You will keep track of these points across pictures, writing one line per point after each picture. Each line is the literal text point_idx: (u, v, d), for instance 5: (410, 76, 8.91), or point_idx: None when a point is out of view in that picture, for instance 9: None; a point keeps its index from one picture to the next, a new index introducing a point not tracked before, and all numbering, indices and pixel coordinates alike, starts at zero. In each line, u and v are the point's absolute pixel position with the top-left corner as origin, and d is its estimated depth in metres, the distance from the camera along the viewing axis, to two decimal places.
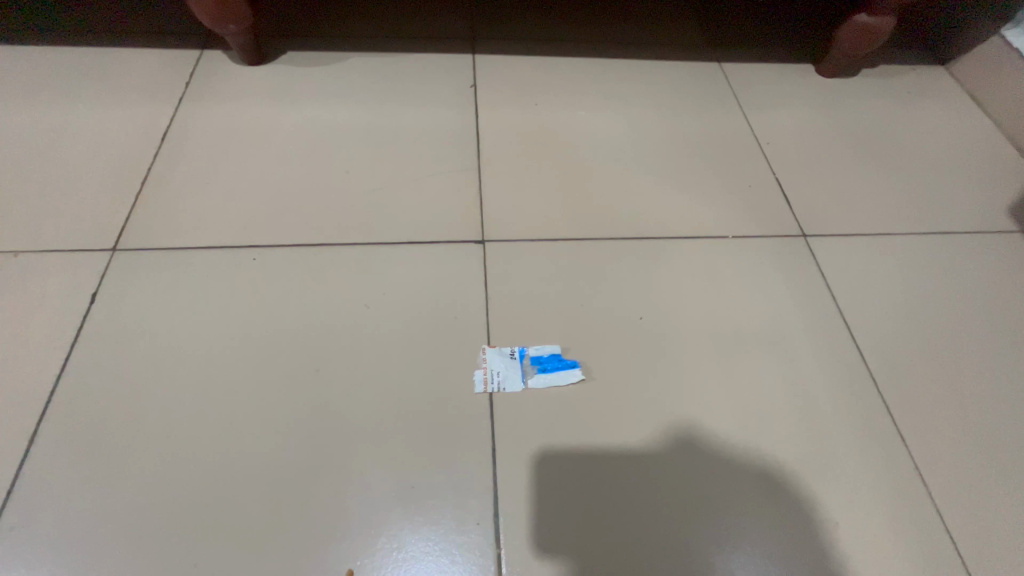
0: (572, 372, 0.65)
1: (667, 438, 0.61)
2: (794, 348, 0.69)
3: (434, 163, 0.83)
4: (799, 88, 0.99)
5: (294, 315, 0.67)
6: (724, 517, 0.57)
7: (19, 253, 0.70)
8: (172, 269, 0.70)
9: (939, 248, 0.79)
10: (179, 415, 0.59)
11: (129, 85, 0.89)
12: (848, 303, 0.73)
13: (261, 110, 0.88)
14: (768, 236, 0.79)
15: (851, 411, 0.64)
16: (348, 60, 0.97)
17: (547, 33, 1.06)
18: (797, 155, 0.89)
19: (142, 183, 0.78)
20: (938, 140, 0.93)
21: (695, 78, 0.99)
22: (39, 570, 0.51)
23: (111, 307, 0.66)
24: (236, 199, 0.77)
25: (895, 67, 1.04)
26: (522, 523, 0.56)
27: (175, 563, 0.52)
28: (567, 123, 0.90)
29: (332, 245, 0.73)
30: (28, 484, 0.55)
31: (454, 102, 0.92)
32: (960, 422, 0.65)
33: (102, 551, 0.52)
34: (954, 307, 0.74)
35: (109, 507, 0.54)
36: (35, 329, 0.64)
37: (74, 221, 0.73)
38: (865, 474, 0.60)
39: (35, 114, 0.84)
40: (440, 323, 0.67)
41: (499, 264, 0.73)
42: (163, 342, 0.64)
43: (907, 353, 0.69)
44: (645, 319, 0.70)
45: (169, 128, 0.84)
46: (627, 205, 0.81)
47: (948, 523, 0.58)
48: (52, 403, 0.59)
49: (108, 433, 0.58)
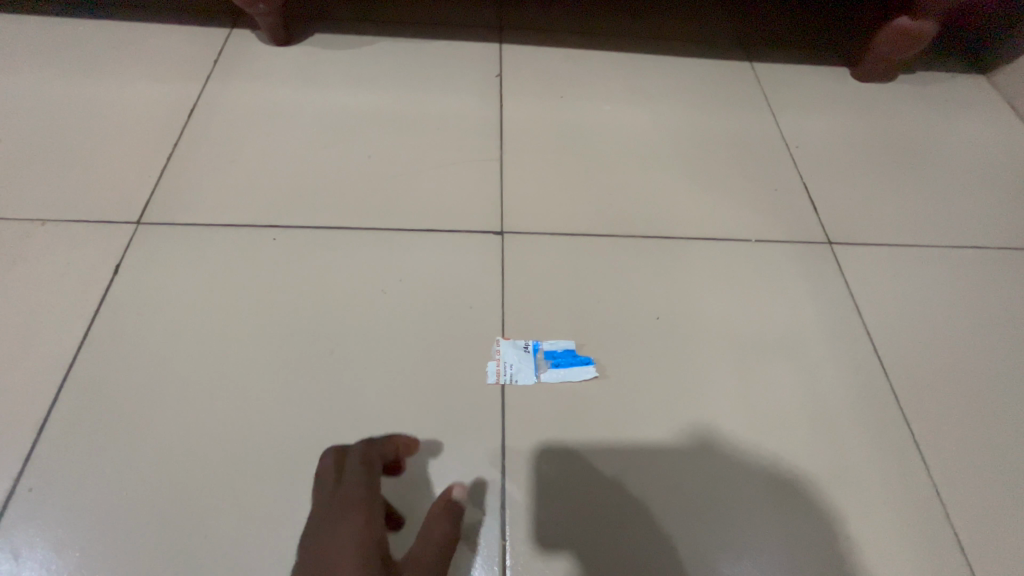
0: (586, 368, 0.64)
1: (679, 439, 0.61)
2: (814, 357, 0.67)
3: (456, 152, 0.83)
4: (832, 91, 0.97)
5: (313, 296, 0.67)
6: (734, 523, 0.57)
7: (48, 221, 0.71)
8: (194, 245, 0.70)
9: (972, 263, 0.77)
10: (194, 390, 0.60)
11: (158, 61, 0.90)
12: (872, 314, 0.71)
13: (287, 89, 0.88)
14: (792, 242, 0.77)
15: (870, 423, 0.63)
16: (374, 44, 0.96)
17: (577, 25, 1.04)
18: (827, 161, 0.87)
19: (168, 158, 0.79)
20: (975, 152, 0.90)
21: (726, 76, 0.98)
22: (58, 529, 0.52)
23: (134, 279, 0.67)
24: (259, 178, 0.77)
25: (933, 73, 1.01)
26: (528, 516, 0.56)
27: (185, 532, 0.53)
28: (593, 117, 0.89)
29: (352, 229, 0.73)
30: (49, 445, 0.56)
31: (479, 91, 0.91)
32: (984, 442, 0.63)
33: (116, 518, 0.53)
34: (982, 323, 0.72)
35: (124, 475, 0.55)
36: (61, 297, 0.65)
37: (101, 193, 0.74)
38: (879, 488, 0.59)
39: (67, 86, 0.86)
40: (454, 313, 0.67)
41: (517, 256, 0.72)
42: (182, 318, 0.65)
43: (931, 368, 0.68)
44: (662, 319, 0.69)
45: (197, 104, 0.85)
46: (650, 202, 0.80)
47: (964, 544, 0.57)
48: (73, 370, 0.61)
49: (127, 403, 0.59)
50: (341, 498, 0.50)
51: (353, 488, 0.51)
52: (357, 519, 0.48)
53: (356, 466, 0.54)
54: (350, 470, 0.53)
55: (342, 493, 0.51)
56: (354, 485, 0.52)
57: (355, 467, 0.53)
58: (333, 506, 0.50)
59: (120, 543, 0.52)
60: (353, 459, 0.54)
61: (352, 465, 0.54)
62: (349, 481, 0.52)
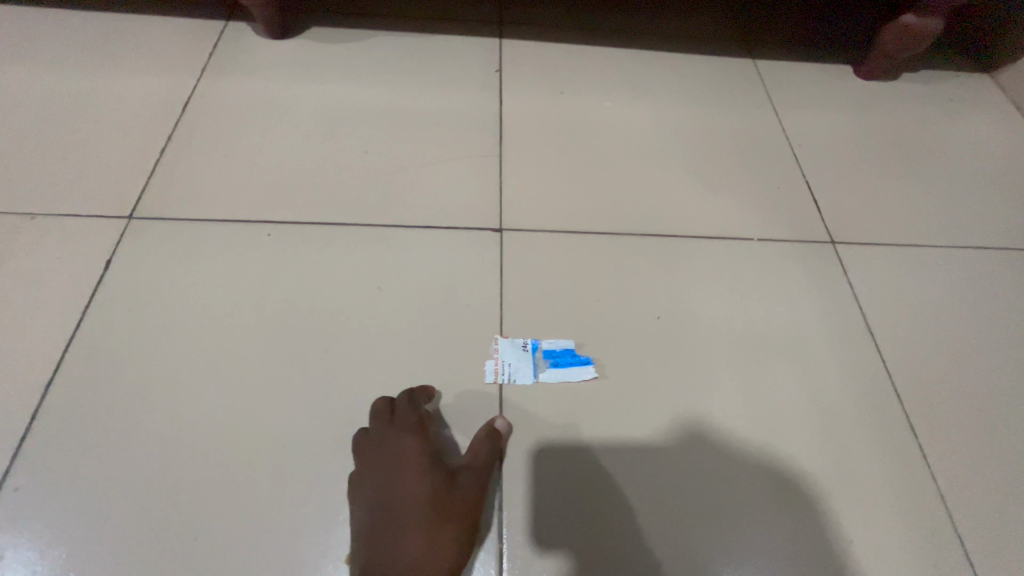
0: (586, 368, 0.63)
1: (680, 440, 0.60)
2: (816, 357, 0.66)
3: (455, 148, 0.82)
4: (835, 89, 0.96)
5: (308, 293, 0.66)
6: (736, 526, 0.55)
7: (38, 215, 0.70)
8: (187, 240, 0.69)
9: (977, 263, 0.76)
10: (186, 388, 0.59)
11: (153, 53, 0.89)
12: (875, 314, 0.71)
13: (284, 83, 0.87)
14: (794, 241, 0.76)
15: (874, 425, 0.62)
16: (372, 38, 0.95)
17: (578, 21, 1.03)
18: (830, 159, 0.86)
19: (161, 152, 0.77)
20: (979, 152, 0.89)
21: (728, 73, 0.96)
22: (44, 529, 0.51)
23: (126, 274, 0.66)
24: (254, 173, 0.76)
25: (937, 72, 1.00)
26: (525, 518, 0.55)
27: (175, 533, 0.52)
28: (593, 114, 0.88)
29: (348, 225, 0.72)
30: (36, 444, 0.55)
31: (479, 86, 0.90)
32: (989, 445, 0.62)
33: (105, 518, 0.52)
34: (987, 325, 0.71)
35: (113, 473, 0.54)
36: (51, 292, 0.64)
37: (93, 187, 0.73)
38: (883, 491, 0.58)
39: (60, 78, 0.84)
40: (452, 311, 0.66)
41: (517, 254, 0.71)
42: (175, 314, 0.64)
43: (935, 370, 0.67)
44: (663, 318, 0.68)
45: (192, 97, 0.84)
46: (651, 200, 0.79)
47: (968, 549, 0.56)
48: (62, 367, 0.59)
49: (116, 400, 0.58)
50: (400, 448, 0.53)
51: (410, 438, 0.53)
52: (420, 474, 0.51)
53: (409, 415, 0.55)
54: (404, 419, 0.55)
55: (401, 443, 0.53)
56: (411, 435, 0.54)
57: (408, 417, 0.55)
58: (391, 453, 0.52)
59: (108, 544, 0.51)
60: (406, 408, 0.56)
61: (404, 415, 0.55)
62: (407, 430, 0.54)
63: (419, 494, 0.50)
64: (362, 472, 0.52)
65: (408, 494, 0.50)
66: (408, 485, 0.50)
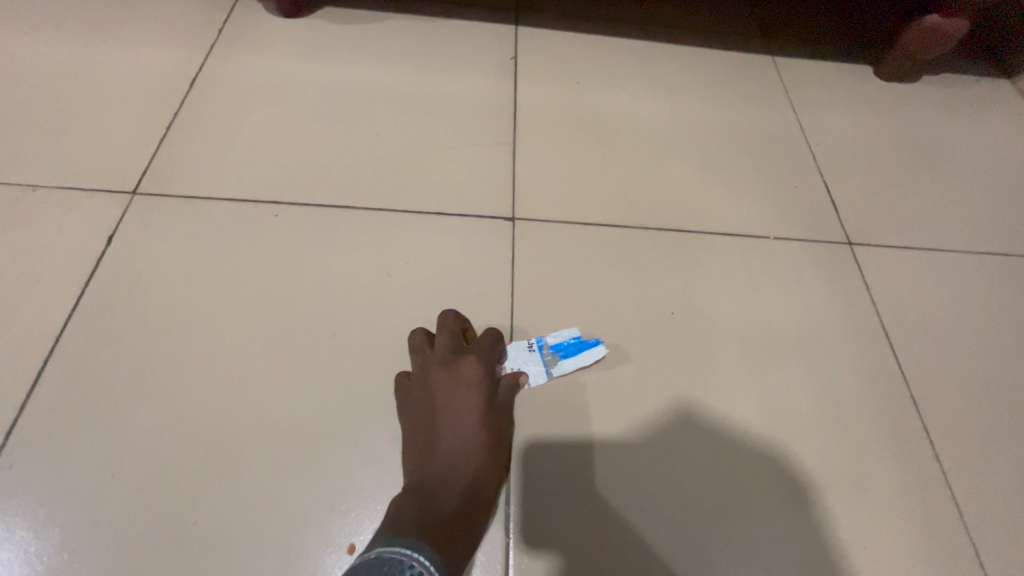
0: (596, 350, 0.62)
1: (691, 438, 0.59)
2: (831, 359, 0.65)
3: (468, 134, 0.80)
4: (854, 89, 0.94)
5: (315, 277, 0.65)
6: (745, 526, 0.55)
7: (40, 187, 0.68)
8: (192, 218, 0.67)
9: (995, 268, 0.75)
10: (186, 368, 0.58)
11: (161, 28, 0.87)
12: (891, 317, 0.69)
13: (295, 63, 0.85)
14: (810, 240, 0.75)
15: (888, 429, 0.61)
16: (386, 21, 0.93)
17: (596, 10, 1.01)
18: (848, 160, 0.85)
19: (167, 129, 0.76)
20: (998, 157, 0.88)
21: (746, 69, 0.95)
22: (37, 506, 0.50)
23: (128, 251, 0.64)
24: (261, 153, 0.75)
25: (958, 76, 0.99)
26: (534, 512, 0.54)
27: (172, 516, 0.51)
28: (609, 105, 0.87)
29: (358, 209, 0.71)
30: (31, 419, 0.54)
31: (493, 72, 0.88)
32: (1003, 451, 0.61)
33: (100, 498, 0.51)
34: (1003, 330, 0.70)
35: (110, 453, 0.53)
36: (50, 265, 0.63)
37: (96, 160, 0.71)
38: (895, 496, 0.57)
39: (65, 49, 0.82)
40: (461, 299, 0.65)
41: (529, 244, 0.70)
42: (177, 293, 0.62)
43: (951, 375, 0.66)
44: (677, 314, 0.66)
45: (199, 74, 0.82)
46: (666, 194, 0.77)
47: (981, 557, 0.55)
48: (60, 342, 0.58)
49: (115, 379, 0.56)
50: (458, 366, 0.55)
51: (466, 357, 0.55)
52: (474, 406, 0.53)
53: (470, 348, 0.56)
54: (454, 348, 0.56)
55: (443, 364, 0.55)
56: (451, 357, 0.55)
57: (448, 341, 0.57)
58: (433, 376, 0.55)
59: (102, 525, 0.50)
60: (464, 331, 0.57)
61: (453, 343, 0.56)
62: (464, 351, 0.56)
63: (468, 425, 0.52)
64: (409, 394, 0.55)
65: (457, 422, 0.52)
66: (463, 402, 0.53)
